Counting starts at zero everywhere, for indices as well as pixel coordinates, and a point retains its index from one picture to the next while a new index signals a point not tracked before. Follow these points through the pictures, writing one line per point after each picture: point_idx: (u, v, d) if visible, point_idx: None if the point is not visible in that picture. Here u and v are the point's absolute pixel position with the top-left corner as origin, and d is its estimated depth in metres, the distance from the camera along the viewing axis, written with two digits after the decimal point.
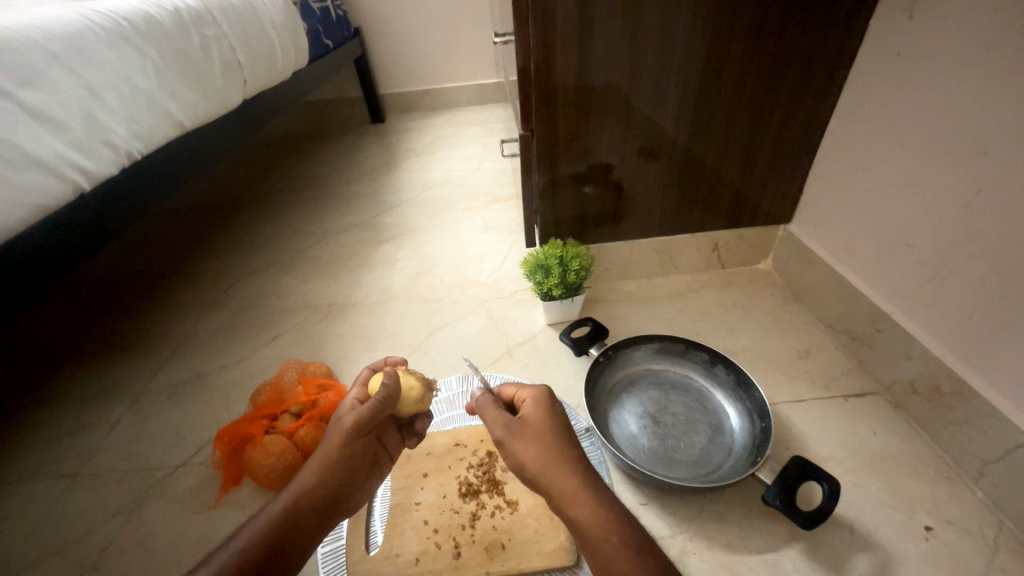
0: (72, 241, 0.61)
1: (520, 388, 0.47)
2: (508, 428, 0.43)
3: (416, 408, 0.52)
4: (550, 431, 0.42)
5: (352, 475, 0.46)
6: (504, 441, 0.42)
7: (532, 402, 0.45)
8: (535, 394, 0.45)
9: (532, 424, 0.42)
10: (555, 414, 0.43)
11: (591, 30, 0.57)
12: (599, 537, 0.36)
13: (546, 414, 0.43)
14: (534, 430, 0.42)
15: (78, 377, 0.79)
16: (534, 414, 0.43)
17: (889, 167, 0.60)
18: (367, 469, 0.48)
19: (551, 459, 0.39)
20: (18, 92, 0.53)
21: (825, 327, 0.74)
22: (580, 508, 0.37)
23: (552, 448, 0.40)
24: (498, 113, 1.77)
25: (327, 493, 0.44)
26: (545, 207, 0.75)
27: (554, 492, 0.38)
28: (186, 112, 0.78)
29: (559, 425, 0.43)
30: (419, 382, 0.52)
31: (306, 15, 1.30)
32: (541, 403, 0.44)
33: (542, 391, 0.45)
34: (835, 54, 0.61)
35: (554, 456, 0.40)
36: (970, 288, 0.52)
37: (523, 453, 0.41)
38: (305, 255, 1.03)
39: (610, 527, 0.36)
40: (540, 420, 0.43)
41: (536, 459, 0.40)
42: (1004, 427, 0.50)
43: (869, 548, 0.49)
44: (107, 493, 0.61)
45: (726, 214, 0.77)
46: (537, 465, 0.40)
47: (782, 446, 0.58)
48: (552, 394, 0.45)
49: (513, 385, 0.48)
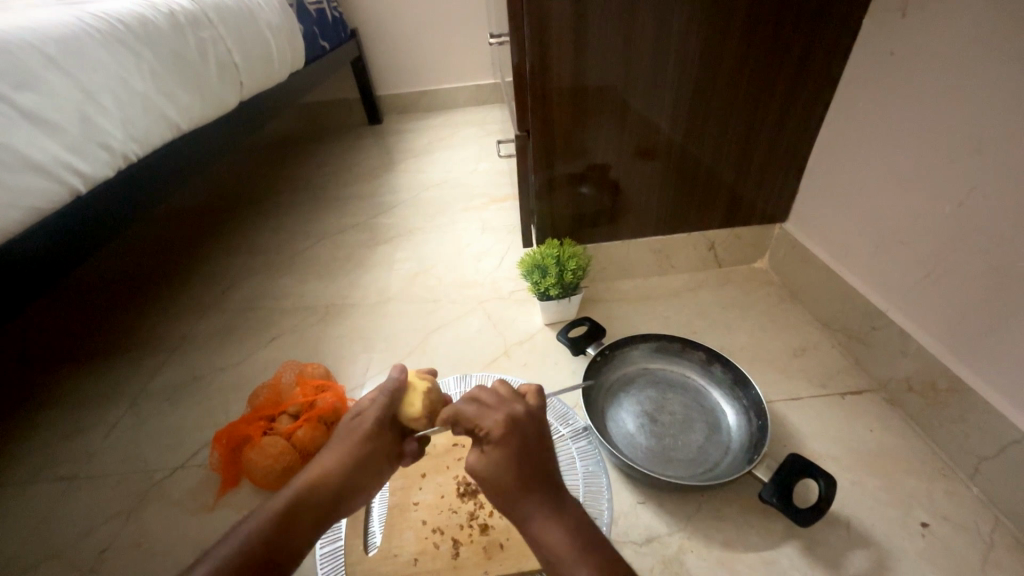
0: (69, 244, 0.60)
1: (479, 412, 0.43)
2: (471, 462, 0.41)
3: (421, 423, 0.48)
4: (514, 460, 0.39)
5: (356, 478, 0.44)
6: (471, 473, 0.41)
7: (493, 432, 0.41)
8: (495, 423, 0.41)
9: (492, 460, 0.40)
10: (516, 447, 0.40)
11: (587, 30, 0.57)
12: (554, 552, 0.37)
13: (509, 444, 0.40)
14: (495, 462, 0.40)
15: (76, 379, 0.79)
16: (493, 446, 0.40)
17: (883, 167, 0.61)
18: (373, 472, 0.45)
19: (511, 492, 0.39)
20: (14, 96, 0.53)
21: (822, 325, 0.74)
22: (538, 521, 0.38)
23: (514, 478, 0.39)
24: (495, 113, 1.78)
25: (329, 487, 0.42)
26: (542, 207, 0.75)
27: (517, 510, 0.39)
28: (183, 114, 0.79)
29: (522, 454, 0.40)
30: (425, 400, 0.48)
31: (302, 16, 1.31)
32: (502, 435, 0.40)
33: (499, 426, 0.41)
34: (830, 53, 0.61)
35: (513, 488, 0.39)
36: (965, 286, 0.53)
37: (486, 485, 0.40)
38: (302, 256, 1.03)
39: (566, 539, 0.37)
40: (501, 455, 0.40)
41: (498, 486, 0.39)
42: (999, 423, 0.51)
43: (866, 545, 0.50)
44: (106, 495, 0.61)
45: (721, 214, 0.77)
46: (504, 498, 0.39)
47: (780, 444, 0.59)
48: (512, 427, 0.41)
49: (471, 407, 0.43)
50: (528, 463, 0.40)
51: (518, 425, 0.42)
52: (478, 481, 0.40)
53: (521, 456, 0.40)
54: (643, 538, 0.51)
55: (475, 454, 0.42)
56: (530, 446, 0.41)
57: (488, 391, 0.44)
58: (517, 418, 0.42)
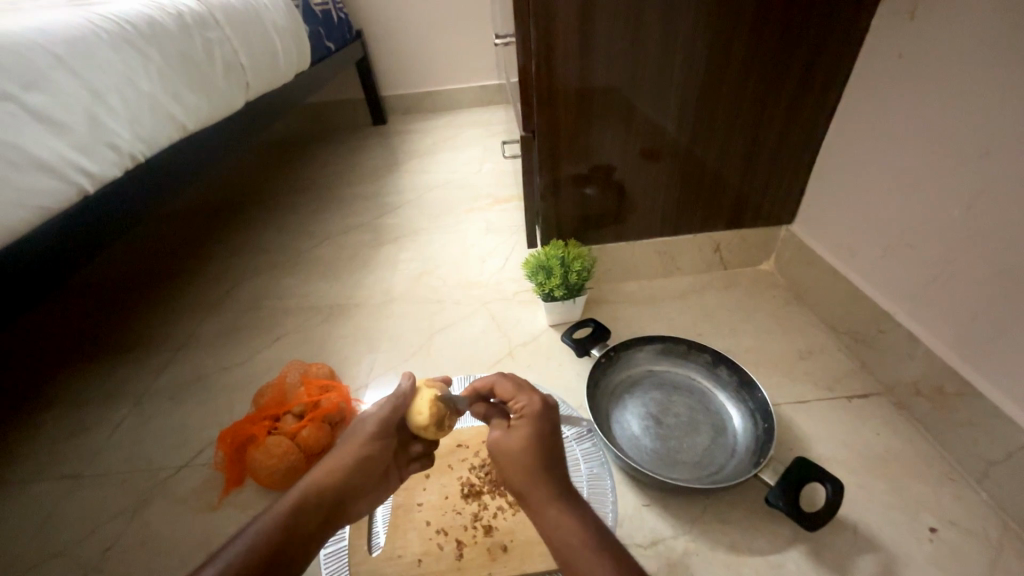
0: (76, 243, 0.61)
1: (517, 390, 0.45)
2: (497, 434, 0.43)
3: (426, 429, 0.46)
4: (543, 438, 0.41)
5: (360, 481, 0.44)
6: (492, 446, 0.43)
7: (527, 410, 0.43)
8: (531, 402, 0.44)
9: (520, 433, 0.42)
10: (546, 427, 0.42)
11: (593, 32, 0.57)
12: (568, 535, 0.37)
13: (542, 422, 0.43)
14: (522, 437, 0.41)
15: (81, 378, 0.79)
16: (526, 421, 0.42)
17: (891, 169, 0.60)
18: (376, 479, 0.46)
19: (533, 470, 0.40)
20: (23, 96, 0.53)
21: (828, 328, 0.74)
22: (552, 506, 0.38)
23: (536, 457, 0.40)
24: (499, 114, 1.78)
25: (333, 493, 0.42)
26: (547, 208, 0.75)
27: (532, 491, 0.39)
28: (189, 114, 0.79)
29: (549, 436, 0.42)
30: (433, 408, 0.46)
31: (308, 17, 1.31)
32: (537, 413, 0.43)
33: (536, 403, 0.43)
34: (837, 55, 0.60)
35: (537, 467, 0.40)
36: (973, 289, 0.52)
37: (507, 461, 0.41)
38: (307, 256, 1.03)
39: (578, 526, 0.37)
40: (529, 431, 0.42)
41: (518, 462, 0.40)
42: (1008, 427, 0.50)
43: (873, 549, 0.49)
44: (110, 493, 0.61)
45: (727, 216, 0.77)
46: (523, 476, 0.40)
47: (785, 447, 0.58)
48: (547, 408, 0.43)
49: (508, 384, 0.46)
50: (553, 445, 0.42)
51: (550, 411, 0.44)
52: (499, 454, 0.41)
53: (550, 436, 0.42)
54: (648, 540, 0.51)
55: (502, 429, 0.44)
56: (556, 432, 0.43)
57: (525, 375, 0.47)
58: (551, 404, 0.44)
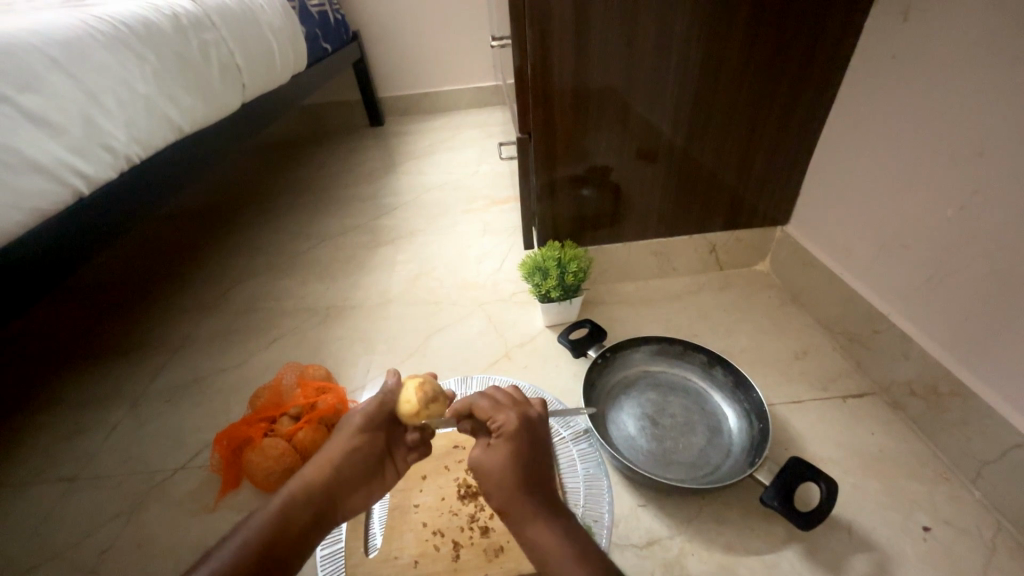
0: (72, 245, 0.60)
1: (495, 407, 0.44)
2: (477, 454, 0.42)
3: (417, 415, 0.47)
4: (522, 457, 0.41)
5: (353, 475, 0.44)
6: (474, 466, 0.42)
7: (505, 428, 0.42)
8: (509, 419, 0.43)
9: (499, 454, 0.41)
10: (524, 445, 0.42)
11: (589, 33, 0.57)
12: (550, 552, 0.37)
13: (520, 441, 0.42)
14: (501, 457, 0.41)
15: (76, 380, 0.79)
16: (504, 440, 0.41)
17: (885, 170, 0.61)
18: (368, 474, 0.46)
19: (516, 489, 0.40)
20: (17, 98, 0.53)
21: (823, 328, 0.74)
22: (533, 524, 0.38)
23: (516, 477, 0.40)
24: (496, 115, 1.78)
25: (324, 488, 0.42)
26: (543, 209, 0.75)
27: (514, 511, 0.39)
28: (185, 116, 0.79)
29: (529, 453, 0.42)
30: (420, 392, 0.47)
31: (304, 19, 1.31)
32: (514, 431, 0.42)
33: (513, 422, 0.43)
34: (831, 56, 0.61)
35: (518, 486, 0.40)
36: (967, 289, 0.53)
37: (488, 482, 0.41)
38: (303, 258, 1.03)
39: (560, 542, 0.37)
40: (508, 451, 0.41)
41: (499, 484, 0.40)
42: (1001, 426, 0.50)
43: (868, 549, 0.49)
44: (106, 496, 0.61)
45: (722, 217, 0.77)
46: (503, 496, 0.40)
47: (781, 447, 0.59)
48: (524, 427, 0.43)
49: (486, 402, 0.45)
50: (532, 462, 0.41)
51: (529, 427, 0.43)
52: (481, 476, 0.41)
53: (529, 454, 0.42)
54: (644, 541, 0.51)
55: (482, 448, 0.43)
56: (536, 449, 0.43)
57: (505, 391, 0.46)
58: (530, 420, 0.44)
